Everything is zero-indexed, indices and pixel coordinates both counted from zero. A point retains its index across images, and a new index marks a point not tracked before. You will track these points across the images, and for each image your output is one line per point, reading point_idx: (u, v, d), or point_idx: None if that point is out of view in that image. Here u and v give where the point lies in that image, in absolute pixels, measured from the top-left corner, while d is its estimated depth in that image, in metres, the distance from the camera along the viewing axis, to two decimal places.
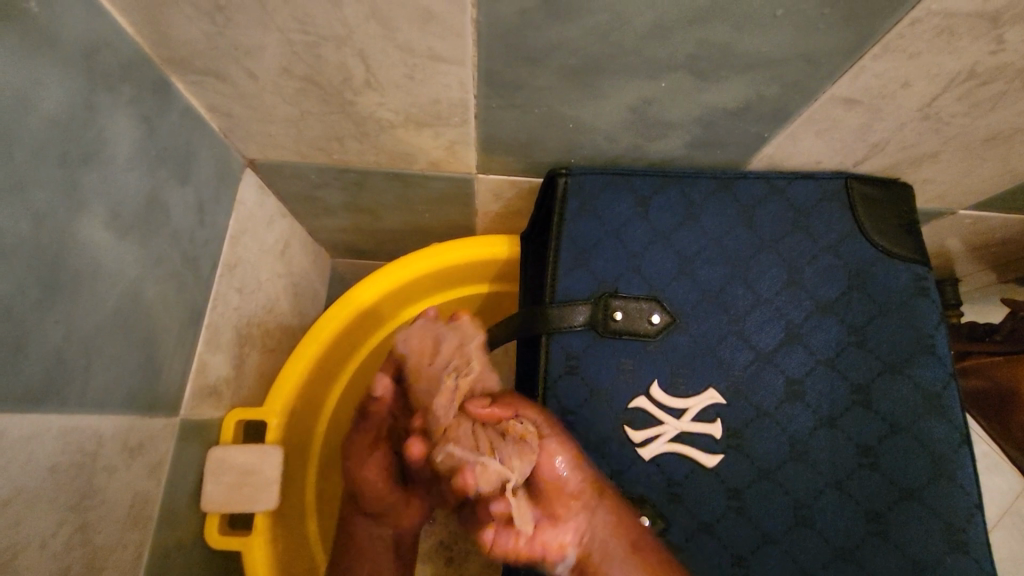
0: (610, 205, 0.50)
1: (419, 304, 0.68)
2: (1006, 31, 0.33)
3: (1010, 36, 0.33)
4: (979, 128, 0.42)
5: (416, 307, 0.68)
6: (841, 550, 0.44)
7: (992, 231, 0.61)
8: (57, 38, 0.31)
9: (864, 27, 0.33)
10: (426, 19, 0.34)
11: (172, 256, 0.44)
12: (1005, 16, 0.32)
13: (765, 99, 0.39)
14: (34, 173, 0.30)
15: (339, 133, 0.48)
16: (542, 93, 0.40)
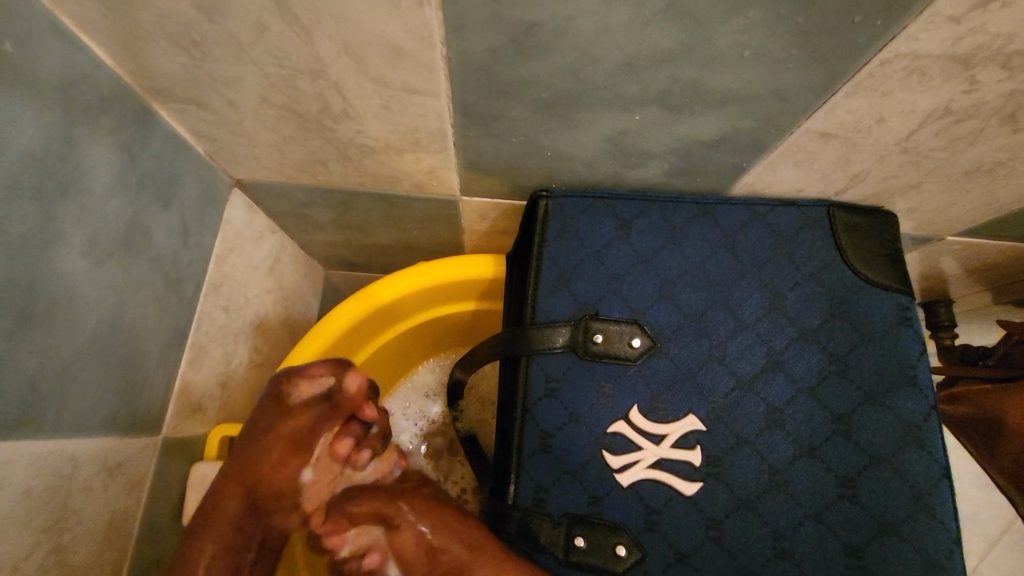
0: (591, 229, 0.50)
1: (409, 321, 0.68)
2: (978, 72, 0.32)
3: (982, 78, 0.33)
4: (960, 161, 0.41)
5: (404, 322, 0.68)
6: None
7: (983, 256, 0.61)
8: (30, 76, 0.31)
9: (833, 68, 0.33)
10: (397, 56, 0.34)
11: (154, 279, 0.44)
12: (976, 60, 0.31)
13: (740, 132, 0.39)
14: (8, 208, 0.31)
15: (321, 157, 0.48)
16: (517, 123, 0.41)
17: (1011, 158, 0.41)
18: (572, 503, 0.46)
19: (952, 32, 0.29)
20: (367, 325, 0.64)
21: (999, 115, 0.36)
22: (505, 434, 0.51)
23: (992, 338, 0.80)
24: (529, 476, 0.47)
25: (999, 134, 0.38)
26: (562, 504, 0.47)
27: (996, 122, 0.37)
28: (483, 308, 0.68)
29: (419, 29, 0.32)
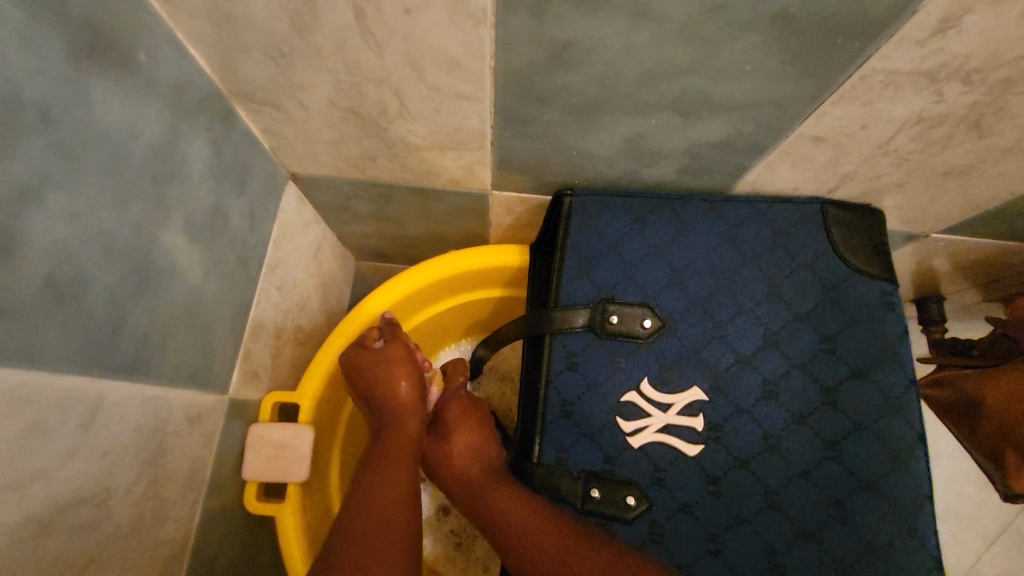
0: (609, 221, 0.56)
1: (437, 307, 0.74)
2: (944, 86, 0.38)
3: (949, 91, 0.39)
4: (936, 163, 0.47)
5: (433, 307, 0.75)
6: (809, 530, 0.49)
7: (968, 254, 0.66)
8: (156, 80, 0.38)
9: (822, 80, 0.39)
10: (453, 67, 0.41)
11: (229, 257, 0.51)
12: (941, 75, 0.37)
13: (742, 135, 0.45)
14: (136, 187, 0.37)
15: (371, 154, 0.55)
16: (548, 126, 0.47)
17: (981, 160, 0.46)
18: (588, 462, 0.52)
19: (918, 52, 0.35)
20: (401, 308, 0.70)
21: (966, 124, 0.42)
22: (528, 403, 0.57)
23: (978, 331, 0.86)
24: (551, 438, 0.53)
25: (968, 141, 0.44)
26: (579, 462, 0.53)
27: (965, 129, 0.43)
28: (506, 296, 0.74)
29: (475, 44, 0.38)
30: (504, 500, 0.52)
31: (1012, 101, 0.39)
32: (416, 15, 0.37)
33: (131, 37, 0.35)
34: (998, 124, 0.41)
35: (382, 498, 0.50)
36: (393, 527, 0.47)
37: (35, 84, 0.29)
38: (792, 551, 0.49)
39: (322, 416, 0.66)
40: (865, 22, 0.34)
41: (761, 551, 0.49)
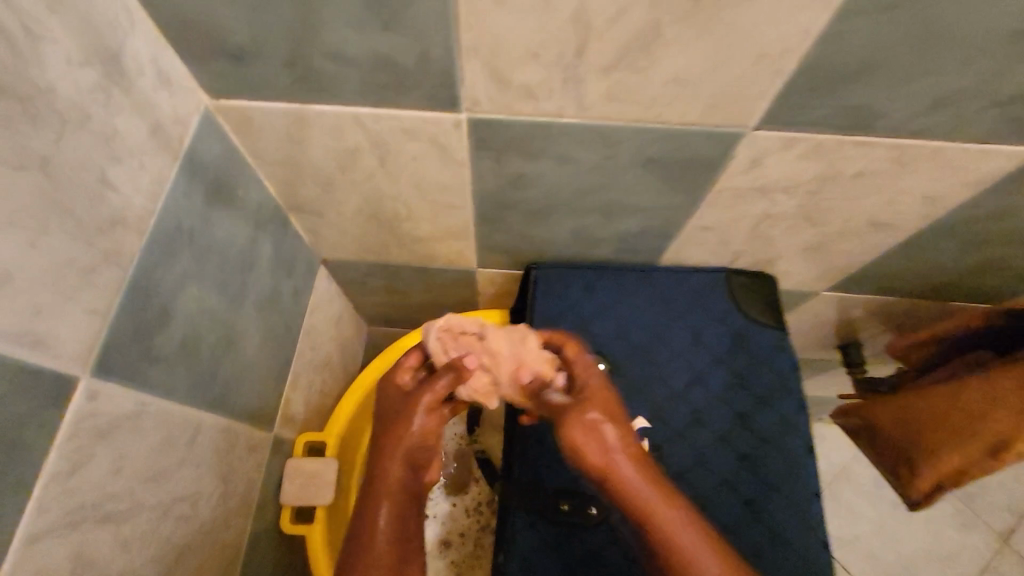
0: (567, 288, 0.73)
1: None
2: (777, 198, 0.56)
3: (781, 201, 0.56)
4: (797, 244, 0.65)
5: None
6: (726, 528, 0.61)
7: (861, 309, 0.82)
8: (249, 206, 0.56)
9: (691, 194, 0.56)
10: (445, 190, 0.59)
11: (281, 326, 0.67)
12: (768, 190, 0.55)
13: (652, 227, 0.63)
14: (234, 278, 0.55)
15: (386, 245, 0.73)
16: (514, 224, 0.65)
17: (826, 241, 0.63)
18: (559, 480, 0.66)
19: (745, 177, 0.53)
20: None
21: (803, 220, 0.59)
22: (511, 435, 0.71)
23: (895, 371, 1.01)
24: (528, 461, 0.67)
25: (812, 230, 0.61)
26: (552, 480, 0.66)
27: (805, 223, 0.60)
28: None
29: (459, 177, 0.56)
30: (597, 454, 0.50)
31: (824, 206, 0.56)
32: (420, 161, 0.54)
33: (237, 182, 0.53)
34: (823, 219, 0.59)
35: (386, 525, 0.51)
36: (382, 557, 0.49)
37: (188, 219, 0.47)
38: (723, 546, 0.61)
39: (342, 453, 0.79)
40: (711, 163, 0.51)
41: None
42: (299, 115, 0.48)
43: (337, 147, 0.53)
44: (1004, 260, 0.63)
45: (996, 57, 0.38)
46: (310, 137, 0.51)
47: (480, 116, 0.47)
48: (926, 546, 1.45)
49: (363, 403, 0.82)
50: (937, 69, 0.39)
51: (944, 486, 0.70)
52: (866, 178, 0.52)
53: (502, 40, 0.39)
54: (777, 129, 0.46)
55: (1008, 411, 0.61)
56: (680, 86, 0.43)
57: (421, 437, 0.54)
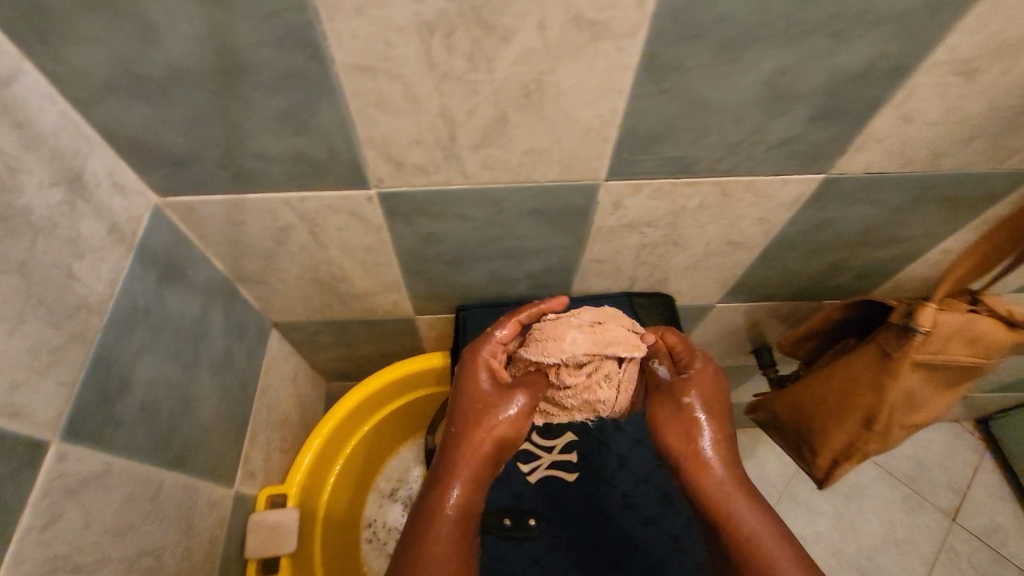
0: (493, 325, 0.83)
1: (391, 407, 0.98)
2: (645, 229, 0.68)
3: (650, 230, 0.68)
4: (678, 264, 0.77)
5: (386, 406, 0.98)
6: (649, 518, 0.71)
7: (756, 313, 0.93)
8: (198, 282, 0.64)
9: (577, 233, 0.68)
10: (372, 251, 0.69)
11: (236, 387, 0.74)
12: (636, 224, 0.67)
13: (555, 262, 0.74)
14: (186, 346, 0.62)
15: (329, 303, 0.82)
16: (438, 272, 0.75)
17: (700, 260, 0.75)
18: (503, 499, 0.74)
19: (613, 215, 0.65)
20: (363, 409, 0.94)
21: (674, 244, 0.71)
22: None
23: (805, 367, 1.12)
24: None
25: (685, 251, 0.74)
26: (498, 500, 0.74)
27: (677, 246, 0.72)
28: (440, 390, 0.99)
29: (381, 238, 0.67)
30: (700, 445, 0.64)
31: (685, 232, 0.69)
32: (345, 229, 0.64)
33: (185, 262, 0.62)
34: (689, 242, 0.71)
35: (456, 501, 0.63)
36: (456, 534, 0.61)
37: (142, 298, 0.55)
38: (644, 536, 0.70)
39: (304, 501, 0.85)
40: (582, 208, 0.63)
41: (624, 540, 0.71)
42: (235, 202, 0.58)
43: (272, 225, 0.62)
44: (843, 259, 0.77)
45: (756, 116, 0.51)
46: (249, 219, 0.61)
47: (387, 188, 0.58)
48: (882, 530, 1.53)
49: (321, 451, 0.88)
50: (720, 126, 0.52)
51: (840, 461, 0.80)
52: (708, 208, 0.64)
53: (390, 133, 0.51)
54: (623, 177, 0.59)
55: (866, 388, 0.71)
56: (537, 154, 0.54)
57: (504, 435, 0.67)
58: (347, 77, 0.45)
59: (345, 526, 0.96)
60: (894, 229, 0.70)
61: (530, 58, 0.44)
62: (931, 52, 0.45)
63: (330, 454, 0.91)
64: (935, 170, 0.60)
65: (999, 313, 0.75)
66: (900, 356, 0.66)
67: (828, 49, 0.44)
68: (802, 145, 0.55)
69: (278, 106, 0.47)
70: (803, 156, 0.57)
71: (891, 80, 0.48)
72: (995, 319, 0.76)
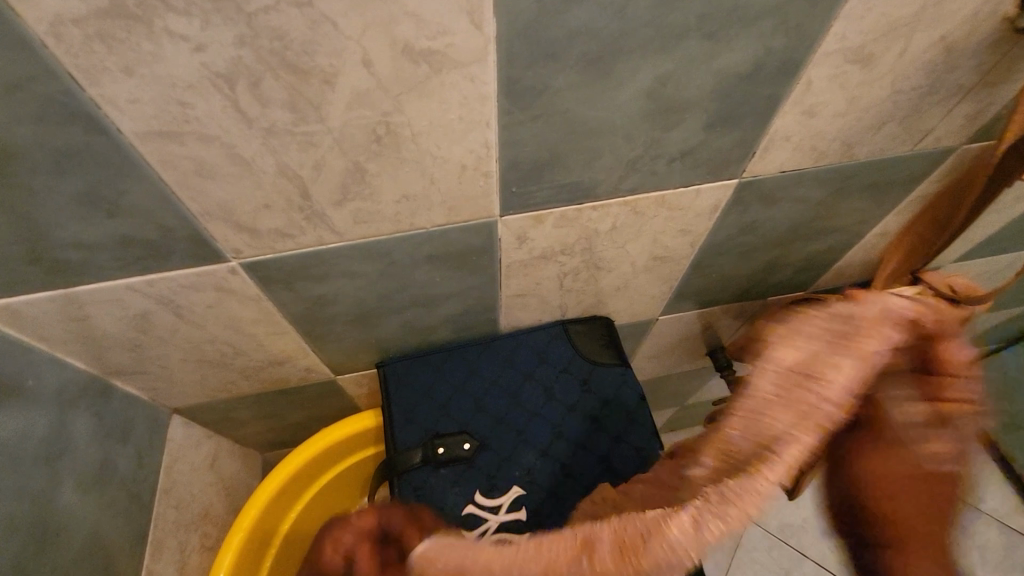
0: (418, 377, 0.74)
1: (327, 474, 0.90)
2: (560, 258, 0.61)
3: (566, 261, 0.62)
4: (607, 287, 0.70)
5: (322, 476, 0.90)
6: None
7: (702, 319, 0.88)
8: (42, 392, 0.54)
9: (487, 272, 0.61)
10: (258, 322, 0.60)
11: (123, 497, 0.63)
12: (549, 255, 0.60)
13: (472, 304, 0.67)
14: (25, 474, 0.51)
15: (231, 380, 0.72)
16: (344, 332, 0.67)
17: (631, 278, 0.69)
18: None
19: (521, 250, 0.58)
20: (289, 485, 0.84)
21: (597, 268, 0.65)
22: None
23: None
24: None
25: (608, 274, 0.67)
26: None
27: (600, 270, 0.66)
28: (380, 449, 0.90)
29: (264, 309, 0.58)
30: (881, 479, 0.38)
31: (605, 255, 0.63)
32: (217, 307, 0.55)
33: (19, 373, 0.51)
34: (612, 264, 0.65)
35: None
36: None
37: None
38: None
39: None
40: (484, 248, 0.56)
41: None
42: (67, 298, 0.49)
43: (125, 314, 0.53)
44: (778, 258, 0.72)
45: (648, 130, 0.45)
46: (93, 312, 0.52)
47: (250, 259, 0.50)
48: None
49: (244, 545, 0.78)
50: (611, 146, 0.46)
51: None
52: (621, 229, 0.58)
53: (229, 200, 0.43)
54: (519, 211, 0.52)
55: None
56: (413, 199, 0.47)
57: None
58: (145, 146, 0.37)
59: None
60: (823, 223, 0.66)
61: (368, 99, 0.37)
62: (818, 43, 0.41)
63: (260, 541, 0.82)
64: (851, 161, 0.55)
65: (942, 293, 0.71)
66: None
67: (706, 53, 0.39)
68: (706, 154, 0.50)
69: (72, 189, 0.38)
70: (710, 165, 0.51)
71: (783, 76, 0.43)
72: (939, 300, 0.72)
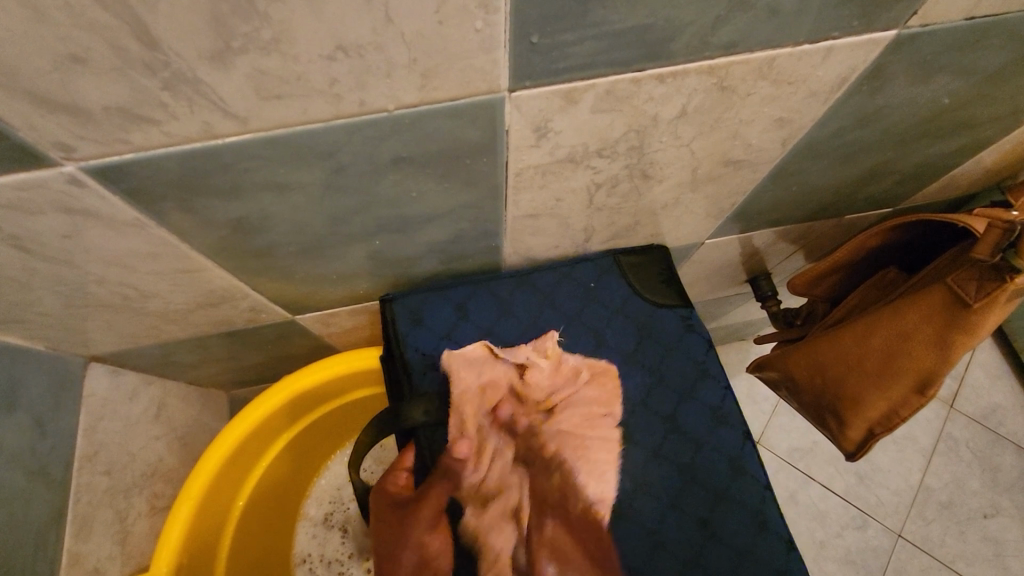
0: (434, 315, 0.59)
1: (313, 416, 0.77)
2: (592, 162, 0.41)
3: (599, 166, 0.42)
4: (650, 204, 0.51)
5: (302, 420, 0.76)
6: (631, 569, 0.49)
7: (759, 242, 0.70)
8: None
9: (488, 184, 0.41)
10: (155, 256, 0.41)
11: (21, 476, 0.49)
12: (579, 158, 0.40)
13: (466, 228, 0.48)
14: None
15: (152, 325, 0.55)
16: (291, 267, 0.49)
17: (683, 193, 0.50)
18: None
19: (541, 151, 0.38)
20: (261, 433, 0.71)
21: (640, 179, 0.45)
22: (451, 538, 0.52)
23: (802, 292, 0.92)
24: None
25: (654, 186, 0.47)
26: None
27: (644, 182, 0.46)
28: (375, 394, 0.78)
29: (157, 239, 0.39)
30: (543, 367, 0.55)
31: (658, 158, 0.43)
32: (77, 236, 0.36)
33: None
34: (665, 171, 0.45)
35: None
36: None
37: None
38: None
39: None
40: (483, 145, 0.36)
41: None
42: None
43: None
44: (888, 163, 0.53)
45: None
46: None
47: (97, 161, 0.30)
48: None
49: (203, 507, 0.65)
50: None
51: (877, 433, 0.59)
52: (691, 117, 0.38)
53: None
54: (540, 83, 0.32)
55: (926, 349, 0.50)
56: (359, 53, 0.27)
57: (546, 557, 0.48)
58: None
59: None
60: (974, 109, 0.46)
61: None
62: None
63: (225, 499, 0.69)
64: None
65: None
66: (986, 302, 0.45)
67: None
68: None
69: None
70: None
71: None
72: None
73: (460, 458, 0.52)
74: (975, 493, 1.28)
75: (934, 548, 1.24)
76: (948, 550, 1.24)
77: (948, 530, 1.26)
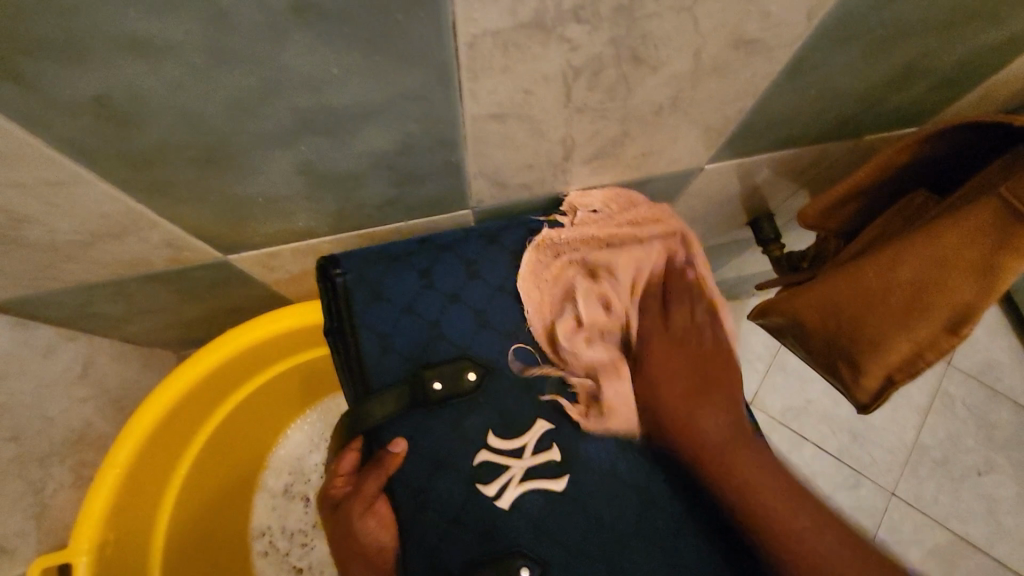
0: (396, 287, 0.52)
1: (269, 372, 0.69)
2: (565, 32, 0.32)
3: (574, 37, 0.33)
4: (639, 106, 0.42)
5: (259, 375, 0.69)
6: None
7: (763, 175, 0.62)
8: None
9: (434, 61, 0.32)
10: (1, 158, 0.32)
11: None
12: (549, 22, 0.31)
13: (416, 134, 0.39)
14: None
15: (47, 263, 0.46)
16: (199, 184, 0.39)
17: (681, 91, 0.41)
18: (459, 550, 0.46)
19: (499, 7, 0.29)
20: (208, 387, 0.63)
21: (628, 62, 0.36)
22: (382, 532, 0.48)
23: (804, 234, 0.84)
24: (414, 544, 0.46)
25: (645, 77, 0.38)
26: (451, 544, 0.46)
27: (633, 69, 0.37)
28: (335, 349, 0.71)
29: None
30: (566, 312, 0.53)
31: (650, 28, 0.33)
32: None
33: None
34: (660, 53, 0.36)
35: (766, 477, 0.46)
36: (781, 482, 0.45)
37: None
38: None
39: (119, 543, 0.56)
40: None
41: None
42: None
43: None
44: (928, 57, 0.44)
45: None
46: None
47: None
48: None
49: (136, 468, 0.57)
50: None
51: (895, 380, 0.52)
52: None
53: None
54: None
55: (968, 274, 0.43)
56: None
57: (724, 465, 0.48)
58: None
59: (200, 560, 0.69)
60: None
61: None
62: None
63: (164, 458, 0.61)
64: None
65: None
66: None
67: None
68: None
69: None
70: None
71: None
72: None
73: (395, 452, 0.48)
74: (971, 450, 1.25)
75: (927, 507, 1.21)
76: (941, 508, 1.20)
77: (941, 487, 1.22)
